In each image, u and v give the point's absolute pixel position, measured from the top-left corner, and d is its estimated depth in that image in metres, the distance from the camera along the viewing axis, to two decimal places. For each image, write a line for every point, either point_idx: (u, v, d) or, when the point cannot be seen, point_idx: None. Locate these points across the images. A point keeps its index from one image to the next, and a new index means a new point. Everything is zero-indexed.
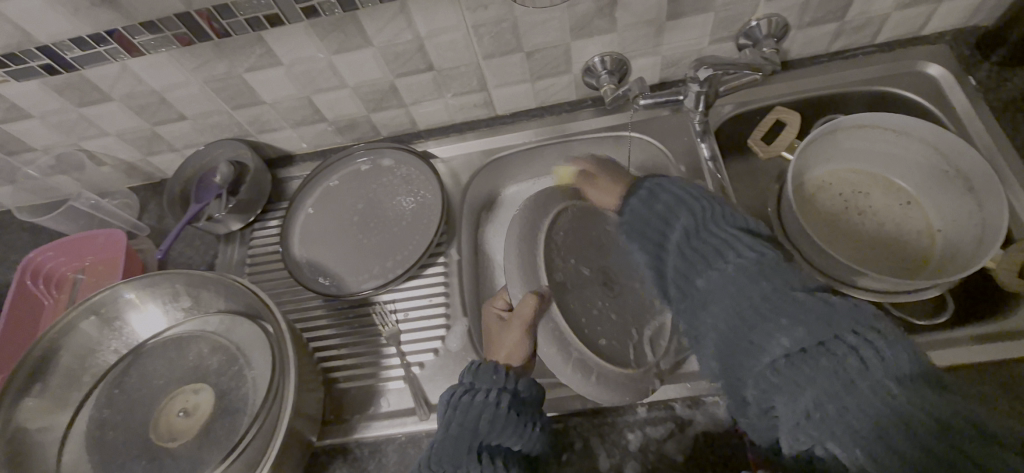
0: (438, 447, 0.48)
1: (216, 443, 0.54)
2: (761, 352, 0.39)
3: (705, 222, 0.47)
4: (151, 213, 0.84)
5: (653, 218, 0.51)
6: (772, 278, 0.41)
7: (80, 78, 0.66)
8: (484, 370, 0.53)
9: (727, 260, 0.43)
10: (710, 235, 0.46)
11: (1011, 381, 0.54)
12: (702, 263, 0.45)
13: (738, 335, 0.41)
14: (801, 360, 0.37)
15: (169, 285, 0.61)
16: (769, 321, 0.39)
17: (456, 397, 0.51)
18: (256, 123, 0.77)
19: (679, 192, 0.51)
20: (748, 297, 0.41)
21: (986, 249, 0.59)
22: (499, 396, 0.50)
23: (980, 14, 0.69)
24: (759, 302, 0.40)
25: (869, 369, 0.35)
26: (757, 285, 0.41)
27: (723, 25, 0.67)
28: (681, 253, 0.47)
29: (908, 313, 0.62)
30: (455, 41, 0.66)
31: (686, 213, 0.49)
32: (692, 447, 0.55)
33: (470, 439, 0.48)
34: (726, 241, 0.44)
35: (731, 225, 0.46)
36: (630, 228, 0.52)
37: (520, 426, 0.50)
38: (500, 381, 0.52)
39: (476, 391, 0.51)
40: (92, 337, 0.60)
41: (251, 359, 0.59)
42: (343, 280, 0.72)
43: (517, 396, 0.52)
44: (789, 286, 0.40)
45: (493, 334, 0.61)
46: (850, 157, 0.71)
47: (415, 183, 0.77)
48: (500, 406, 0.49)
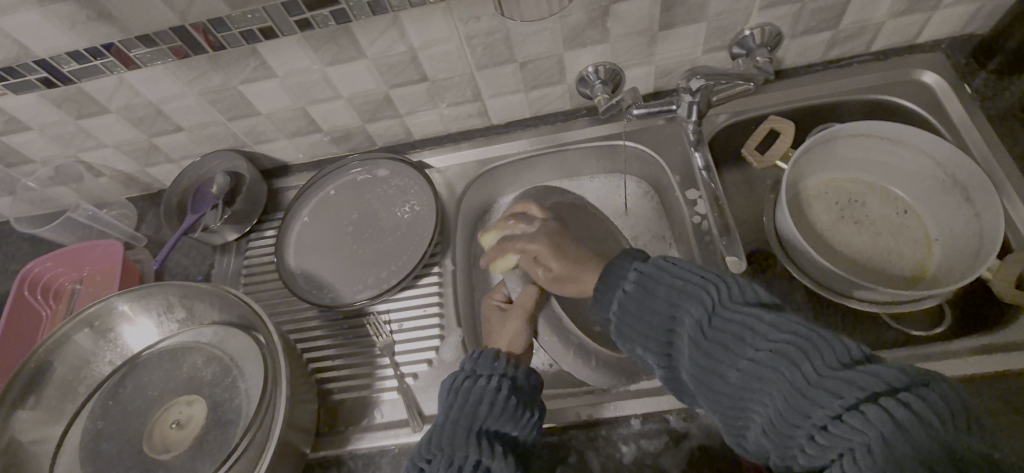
0: (437, 430, 0.47)
1: (208, 454, 0.54)
2: (811, 434, 0.36)
3: (710, 307, 0.43)
4: (148, 223, 0.84)
5: (653, 312, 0.47)
6: (803, 360, 0.37)
7: (77, 91, 0.66)
8: (484, 358, 0.53)
9: (748, 346, 0.40)
10: (725, 319, 0.42)
11: (1014, 392, 0.53)
12: (722, 353, 0.41)
13: (784, 421, 0.38)
14: (850, 430, 0.34)
15: (163, 296, 0.61)
16: (815, 405, 0.36)
17: (457, 382, 0.51)
18: (252, 134, 0.77)
19: (674, 274, 0.47)
20: (783, 381, 0.38)
21: (982, 260, 0.59)
22: (500, 382, 0.50)
23: (976, 22, 0.69)
24: (794, 387, 0.37)
25: (924, 426, 0.32)
26: (794, 371, 0.37)
27: (716, 34, 0.67)
28: (695, 346, 0.43)
29: (906, 327, 0.62)
30: (448, 52, 0.66)
31: (688, 300, 0.45)
32: (686, 460, 0.55)
33: (470, 421, 0.47)
34: (744, 323, 0.41)
35: (742, 300, 0.42)
36: (627, 312, 0.48)
37: (519, 412, 0.49)
38: (500, 367, 0.52)
39: (477, 377, 0.51)
40: (87, 349, 0.60)
41: (244, 370, 0.59)
42: (338, 291, 0.72)
43: (517, 385, 0.51)
44: (826, 364, 0.37)
45: (493, 325, 0.64)
46: (845, 166, 0.71)
47: (409, 193, 0.77)
48: (500, 392, 0.49)
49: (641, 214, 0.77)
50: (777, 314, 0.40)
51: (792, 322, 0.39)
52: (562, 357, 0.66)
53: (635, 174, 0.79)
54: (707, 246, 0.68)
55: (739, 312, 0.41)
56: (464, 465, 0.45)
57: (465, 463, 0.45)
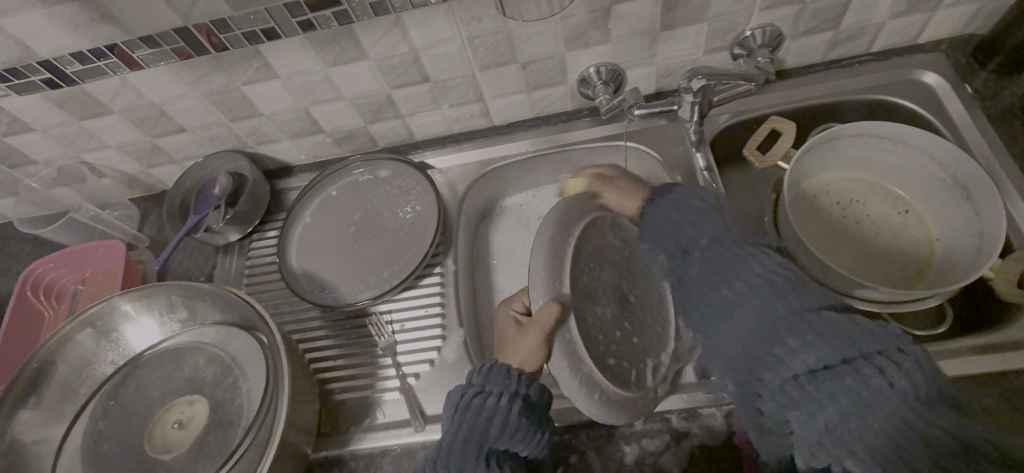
0: (445, 448, 0.47)
1: (209, 455, 0.54)
2: (779, 370, 0.40)
3: (729, 243, 0.48)
4: (151, 224, 0.84)
5: (682, 233, 0.52)
6: (794, 299, 0.41)
7: (80, 92, 0.67)
8: (497, 373, 0.52)
9: (748, 279, 0.44)
10: (738, 255, 0.46)
11: (1016, 392, 0.53)
12: (726, 277, 0.46)
13: (759, 349, 0.41)
14: (823, 376, 0.37)
15: (165, 296, 0.61)
16: (793, 339, 0.39)
17: (466, 399, 0.50)
18: (255, 134, 0.77)
19: (699, 216, 0.52)
20: (771, 310, 0.41)
21: (984, 259, 0.59)
22: (511, 401, 0.49)
23: (976, 22, 0.69)
24: (783, 317, 0.41)
25: (890, 386, 0.35)
26: (783, 309, 0.41)
27: (717, 35, 0.68)
28: (705, 270, 0.47)
29: (907, 326, 0.62)
30: (451, 53, 0.67)
31: (711, 235, 0.50)
32: (688, 460, 0.55)
33: (478, 442, 0.47)
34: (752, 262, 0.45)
35: (757, 246, 0.47)
36: (655, 242, 0.54)
37: (530, 433, 0.48)
38: (512, 384, 0.51)
39: (488, 394, 0.50)
40: (89, 349, 0.60)
41: (246, 370, 0.59)
42: (340, 291, 0.72)
43: (529, 402, 0.50)
44: (811, 312, 0.40)
45: (505, 338, 0.58)
46: (847, 165, 0.71)
47: (411, 193, 0.77)
48: (511, 412, 0.48)
49: None
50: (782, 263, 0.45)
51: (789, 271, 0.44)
52: (565, 383, 0.56)
53: (636, 174, 0.79)
54: None
55: (754, 256, 0.46)
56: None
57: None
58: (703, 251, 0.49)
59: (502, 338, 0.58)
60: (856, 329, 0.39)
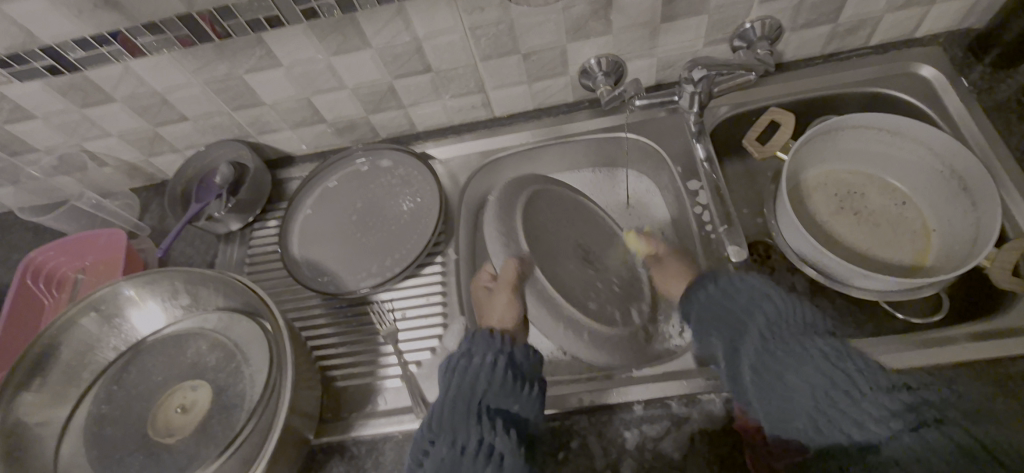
0: (442, 412, 0.53)
1: (212, 439, 0.54)
2: (870, 437, 0.44)
3: (780, 323, 0.54)
4: (152, 213, 0.85)
5: (737, 313, 0.57)
6: (866, 375, 0.47)
7: (83, 79, 0.67)
8: (480, 340, 0.60)
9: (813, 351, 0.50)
10: (783, 338, 0.53)
11: (1009, 377, 0.54)
12: (786, 352, 0.51)
13: (824, 411, 0.47)
14: (925, 431, 0.43)
15: (168, 283, 0.61)
16: (867, 402, 0.45)
17: (452, 362, 0.57)
18: (257, 124, 0.77)
19: (746, 289, 0.59)
20: (841, 376, 0.47)
21: (980, 249, 0.60)
22: (494, 359, 0.57)
23: (972, 16, 0.70)
24: (846, 390, 0.47)
25: (968, 438, 0.41)
26: (843, 381, 0.47)
27: (716, 27, 0.68)
28: (762, 349, 0.52)
29: (905, 315, 0.63)
30: (453, 43, 0.67)
31: (762, 311, 0.55)
32: (688, 444, 0.55)
33: (470, 400, 0.53)
34: (799, 341, 0.52)
35: (809, 324, 0.54)
36: (709, 320, 0.59)
37: (516, 388, 0.55)
38: (495, 345, 0.59)
39: (474, 359, 0.57)
40: (93, 333, 0.60)
41: (249, 355, 0.59)
42: (342, 279, 0.72)
43: (513, 362, 0.57)
44: (868, 383, 0.47)
45: (483, 300, 0.68)
46: (845, 158, 0.71)
47: (413, 183, 0.77)
48: (495, 370, 0.56)
49: (647, 206, 0.80)
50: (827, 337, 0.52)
51: (832, 342, 0.51)
52: (552, 330, 0.67)
53: (637, 165, 0.80)
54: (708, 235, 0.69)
55: (809, 334, 0.53)
56: (468, 443, 0.51)
57: (468, 442, 0.51)
58: (758, 327, 0.54)
59: (478, 301, 0.69)
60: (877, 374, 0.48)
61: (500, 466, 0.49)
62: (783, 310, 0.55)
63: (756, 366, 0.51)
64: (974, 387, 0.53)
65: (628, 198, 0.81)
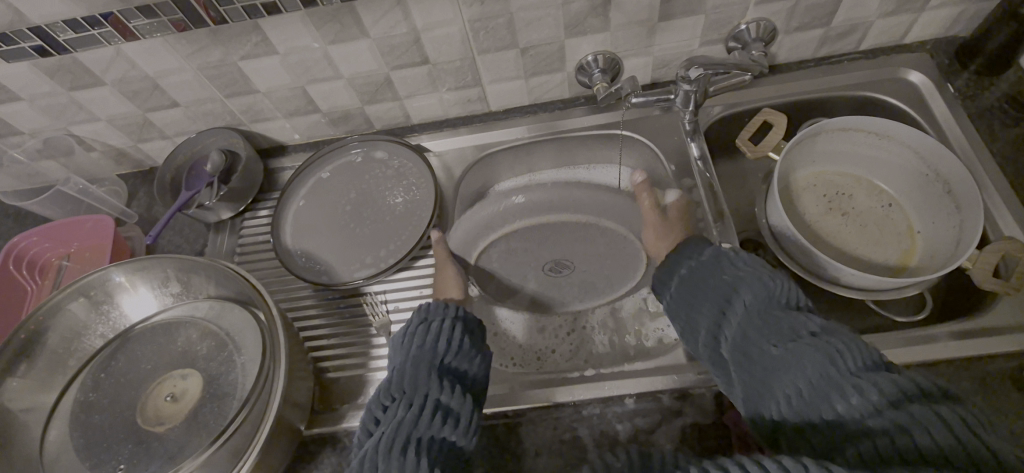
0: (397, 374, 0.49)
1: (204, 427, 0.53)
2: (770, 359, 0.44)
3: (772, 299, 0.47)
4: (139, 200, 0.83)
5: (720, 292, 0.51)
6: (845, 357, 0.40)
7: (72, 61, 0.65)
8: (434, 306, 0.56)
9: (799, 338, 0.43)
10: (724, 279, 0.51)
11: (986, 376, 0.55)
12: (777, 335, 0.44)
13: (814, 401, 0.40)
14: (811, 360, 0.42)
15: (160, 270, 0.60)
16: (712, 312, 0.50)
17: (409, 331, 0.54)
18: (249, 112, 0.77)
19: (748, 268, 0.51)
20: (825, 365, 0.40)
21: (963, 249, 0.61)
22: (451, 324, 0.53)
23: (959, 24, 0.72)
24: (699, 304, 0.52)
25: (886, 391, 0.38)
26: (705, 299, 0.52)
27: (712, 27, 0.69)
28: (753, 324, 0.46)
29: (890, 312, 0.65)
30: (451, 35, 0.67)
31: (754, 287, 0.48)
32: (679, 437, 0.56)
33: (427, 360, 0.50)
34: (733, 286, 0.50)
35: (743, 266, 0.51)
36: (694, 296, 0.53)
37: (465, 344, 0.52)
38: (451, 311, 0.55)
39: (430, 321, 0.54)
40: (80, 320, 0.59)
41: (241, 342, 0.58)
42: (335, 271, 0.72)
43: (467, 326, 0.55)
44: (769, 332, 0.45)
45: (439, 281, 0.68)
46: (834, 160, 0.73)
47: (408, 175, 0.77)
48: (450, 332, 0.53)
49: None
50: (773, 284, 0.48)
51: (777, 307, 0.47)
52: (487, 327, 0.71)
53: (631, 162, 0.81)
54: (701, 233, 0.70)
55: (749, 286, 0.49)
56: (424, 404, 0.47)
57: (425, 404, 0.47)
58: (694, 277, 0.54)
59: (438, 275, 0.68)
60: (856, 353, 0.41)
61: (458, 427, 0.46)
62: (772, 289, 0.48)
63: (748, 354, 0.45)
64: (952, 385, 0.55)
65: None
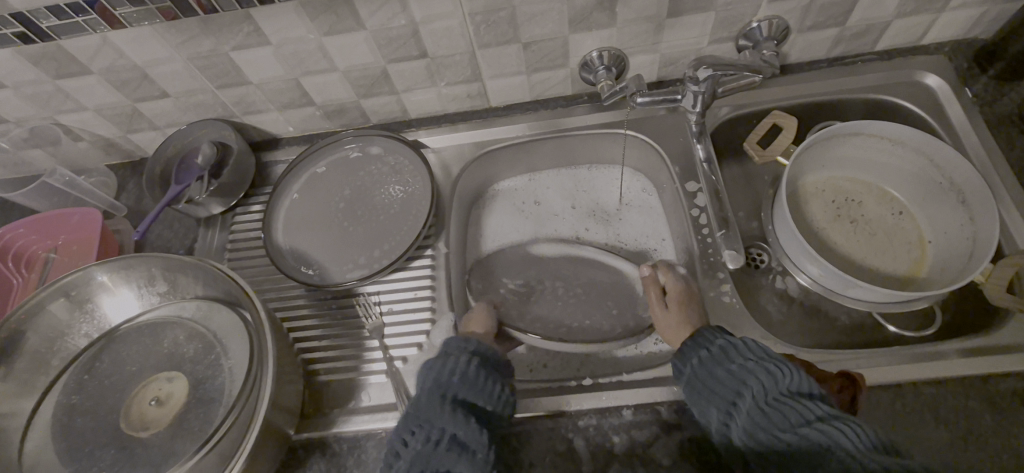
0: (413, 409, 0.50)
1: (189, 434, 0.51)
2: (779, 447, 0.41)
3: (775, 381, 0.46)
4: (129, 192, 0.81)
5: (727, 381, 0.49)
6: (850, 439, 0.38)
7: (56, 48, 0.63)
8: (453, 342, 0.57)
9: (806, 424, 0.41)
10: (733, 368, 0.49)
11: (997, 395, 0.54)
12: (783, 422, 0.42)
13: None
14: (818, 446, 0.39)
15: (145, 269, 0.58)
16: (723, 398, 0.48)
17: (430, 364, 0.54)
18: (242, 104, 0.74)
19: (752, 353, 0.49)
20: (833, 451, 0.38)
21: (977, 263, 0.59)
22: (467, 358, 0.54)
23: (979, 26, 0.69)
24: (707, 387, 0.50)
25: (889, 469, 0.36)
26: (713, 382, 0.50)
27: (723, 25, 0.66)
28: (761, 411, 0.44)
29: (899, 328, 0.63)
30: (451, 28, 0.64)
31: (762, 373, 0.47)
32: (676, 451, 0.54)
33: (440, 392, 0.51)
34: (742, 374, 0.48)
35: (754, 355, 0.49)
36: (702, 380, 0.51)
37: (481, 374, 0.53)
38: (468, 346, 0.56)
39: (447, 357, 0.54)
40: (62, 320, 0.57)
41: (230, 347, 0.57)
42: (327, 270, 0.70)
43: (482, 357, 0.55)
44: (776, 417, 0.43)
45: (469, 317, 0.67)
46: (844, 165, 0.71)
47: (404, 171, 0.75)
48: (466, 366, 0.53)
49: (640, 210, 0.77)
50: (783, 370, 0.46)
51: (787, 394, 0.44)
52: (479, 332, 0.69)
53: (634, 163, 0.79)
54: (704, 239, 0.68)
55: (757, 373, 0.47)
56: (439, 438, 0.48)
57: (440, 437, 0.48)
58: (701, 361, 0.52)
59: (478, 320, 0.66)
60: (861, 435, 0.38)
61: (474, 461, 0.47)
62: (777, 372, 0.46)
63: (761, 447, 0.43)
64: (959, 403, 0.53)
65: (622, 201, 0.78)
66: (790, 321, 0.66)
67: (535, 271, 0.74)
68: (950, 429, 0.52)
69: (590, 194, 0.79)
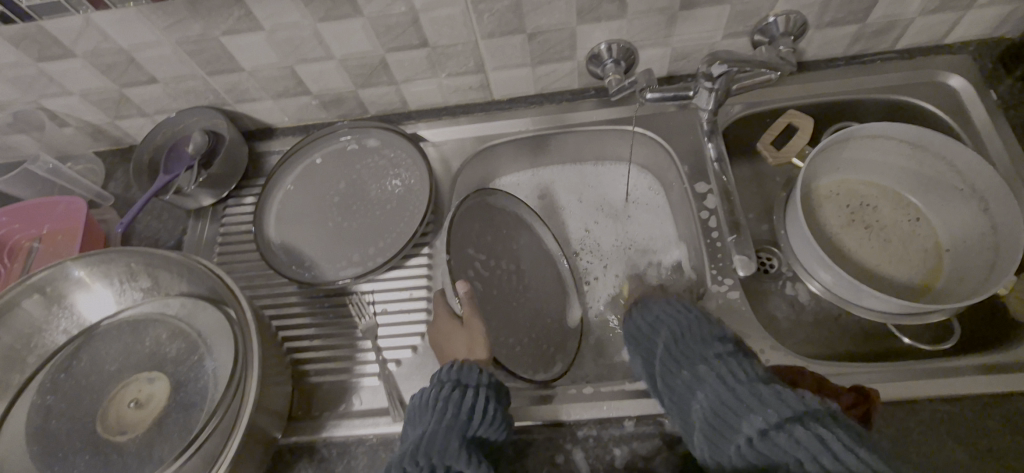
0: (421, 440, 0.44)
1: (168, 438, 0.49)
2: (686, 382, 0.47)
3: (691, 329, 0.52)
4: (117, 181, 0.78)
5: (654, 332, 0.55)
6: (737, 375, 0.44)
7: (37, 29, 0.60)
8: (467, 368, 0.50)
9: (707, 359, 0.47)
10: (662, 319, 0.56)
11: (1019, 415, 0.51)
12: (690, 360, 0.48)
13: (713, 418, 0.43)
14: (712, 378, 0.45)
15: (124, 264, 0.55)
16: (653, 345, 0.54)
17: (442, 390, 0.48)
18: (234, 91, 0.71)
19: (677, 306, 0.56)
20: (720, 384, 0.44)
21: (999, 274, 0.56)
22: (486, 392, 0.48)
23: (1006, 26, 0.66)
24: (641, 336, 0.57)
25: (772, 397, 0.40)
26: (647, 333, 0.56)
27: (738, 19, 0.63)
28: (674, 353, 0.50)
29: (913, 340, 0.60)
30: (452, 16, 0.61)
31: (683, 323, 0.53)
32: (681, 466, 0.52)
33: (457, 430, 0.45)
34: (667, 323, 0.54)
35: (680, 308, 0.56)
36: (637, 329, 0.58)
37: (498, 414, 0.48)
38: (486, 378, 0.50)
39: (464, 387, 0.48)
40: (38, 316, 0.54)
41: (213, 347, 0.54)
42: (319, 267, 0.67)
43: (496, 392, 0.50)
44: (689, 358, 0.49)
45: (445, 342, 0.58)
46: (860, 167, 0.68)
47: (402, 165, 0.72)
48: (485, 401, 0.47)
49: (647, 209, 0.74)
50: (705, 323, 0.52)
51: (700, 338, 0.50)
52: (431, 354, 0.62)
53: (641, 161, 0.76)
54: (713, 243, 0.65)
55: (681, 323, 0.53)
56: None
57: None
58: (636, 315, 0.59)
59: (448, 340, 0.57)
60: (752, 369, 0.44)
61: None
62: (696, 323, 0.53)
63: (669, 382, 0.49)
64: (977, 422, 0.51)
65: (628, 200, 0.75)
66: (800, 330, 0.63)
67: (506, 263, 0.67)
68: (968, 450, 0.50)
69: (597, 192, 0.76)
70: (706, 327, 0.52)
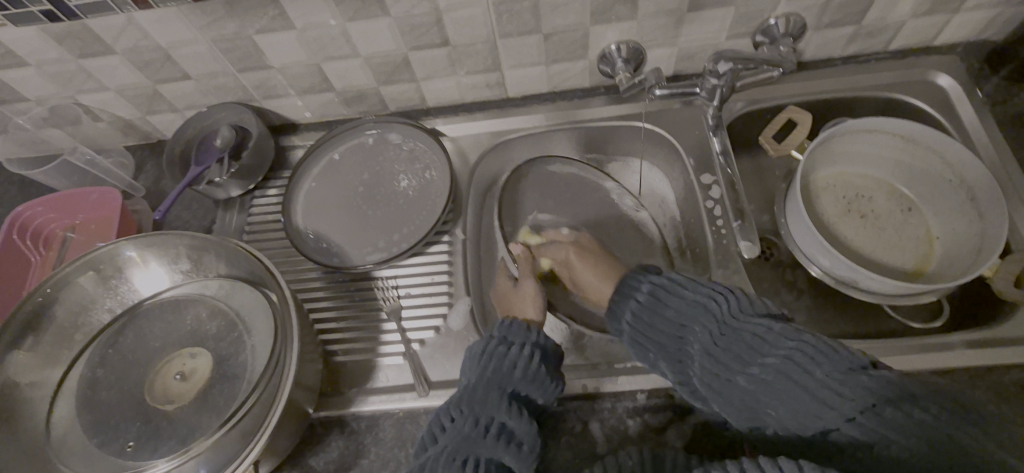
0: (464, 396, 0.47)
1: (215, 407, 0.52)
2: (746, 389, 0.42)
3: (721, 316, 0.46)
4: (147, 173, 0.82)
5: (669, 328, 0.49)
6: (812, 364, 0.40)
7: (81, 27, 0.63)
8: (515, 327, 0.53)
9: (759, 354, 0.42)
10: (674, 315, 0.49)
11: (1004, 387, 0.55)
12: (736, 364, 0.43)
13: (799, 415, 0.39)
14: (779, 384, 0.41)
15: (173, 247, 0.59)
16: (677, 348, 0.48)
17: (491, 347, 0.51)
18: (262, 87, 0.75)
19: (693, 289, 0.49)
20: (797, 381, 0.40)
21: (987, 256, 0.61)
22: (532, 350, 0.50)
23: (991, 29, 0.70)
24: (653, 341, 0.50)
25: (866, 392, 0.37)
26: (660, 335, 0.50)
27: (741, 21, 0.67)
28: (710, 348, 0.45)
29: (904, 317, 0.65)
30: (473, 17, 0.65)
31: (704, 317, 0.47)
32: (691, 437, 0.55)
33: (499, 381, 0.48)
34: (684, 323, 0.48)
35: (689, 296, 0.49)
36: (643, 330, 0.51)
37: (544, 372, 0.50)
38: (532, 335, 0.52)
39: (511, 344, 0.51)
40: (88, 294, 0.58)
41: (252, 324, 0.57)
42: (346, 253, 0.71)
43: (544, 351, 0.52)
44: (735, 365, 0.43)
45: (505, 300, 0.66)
46: (856, 161, 0.72)
47: (422, 159, 0.76)
48: (532, 357, 0.50)
49: (654, 202, 0.79)
50: (726, 307, 0.46)
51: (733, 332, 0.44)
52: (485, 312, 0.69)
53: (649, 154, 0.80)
54: (719, 230, 0.69)
55: (701, 319, 0.47)
56: (490, 425, 0.45)
57: (490, 423, 0.46)
58: (634, 318, 0.52)
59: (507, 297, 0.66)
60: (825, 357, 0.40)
61: (518, 452, 0.45)
62: (716, 310, 0.46)
63: (723, 391, 0.44)
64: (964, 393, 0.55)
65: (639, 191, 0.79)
66: (800, 312, 0.67)
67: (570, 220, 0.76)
68: None
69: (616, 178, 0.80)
70: (733, 313, 0.46)
